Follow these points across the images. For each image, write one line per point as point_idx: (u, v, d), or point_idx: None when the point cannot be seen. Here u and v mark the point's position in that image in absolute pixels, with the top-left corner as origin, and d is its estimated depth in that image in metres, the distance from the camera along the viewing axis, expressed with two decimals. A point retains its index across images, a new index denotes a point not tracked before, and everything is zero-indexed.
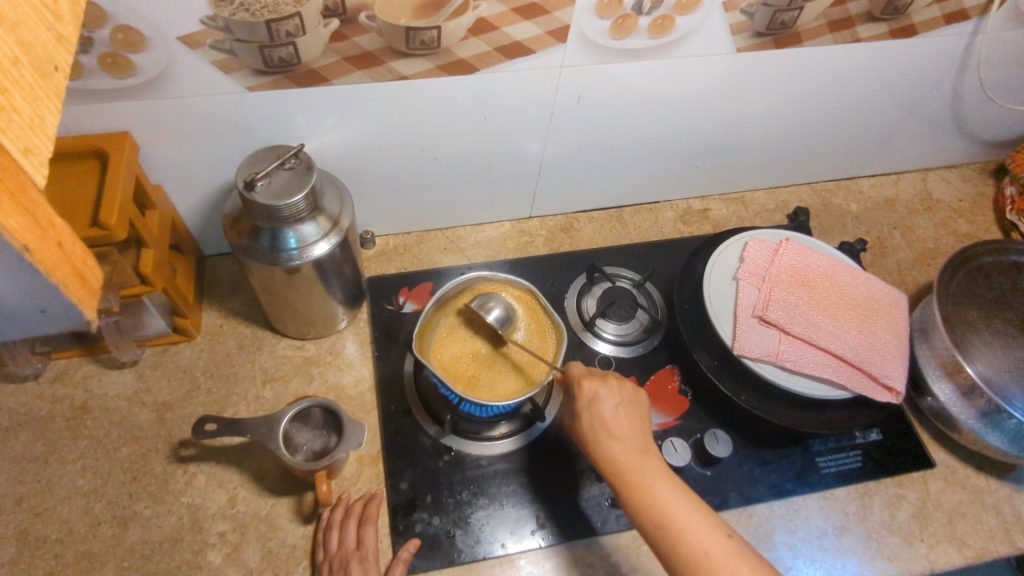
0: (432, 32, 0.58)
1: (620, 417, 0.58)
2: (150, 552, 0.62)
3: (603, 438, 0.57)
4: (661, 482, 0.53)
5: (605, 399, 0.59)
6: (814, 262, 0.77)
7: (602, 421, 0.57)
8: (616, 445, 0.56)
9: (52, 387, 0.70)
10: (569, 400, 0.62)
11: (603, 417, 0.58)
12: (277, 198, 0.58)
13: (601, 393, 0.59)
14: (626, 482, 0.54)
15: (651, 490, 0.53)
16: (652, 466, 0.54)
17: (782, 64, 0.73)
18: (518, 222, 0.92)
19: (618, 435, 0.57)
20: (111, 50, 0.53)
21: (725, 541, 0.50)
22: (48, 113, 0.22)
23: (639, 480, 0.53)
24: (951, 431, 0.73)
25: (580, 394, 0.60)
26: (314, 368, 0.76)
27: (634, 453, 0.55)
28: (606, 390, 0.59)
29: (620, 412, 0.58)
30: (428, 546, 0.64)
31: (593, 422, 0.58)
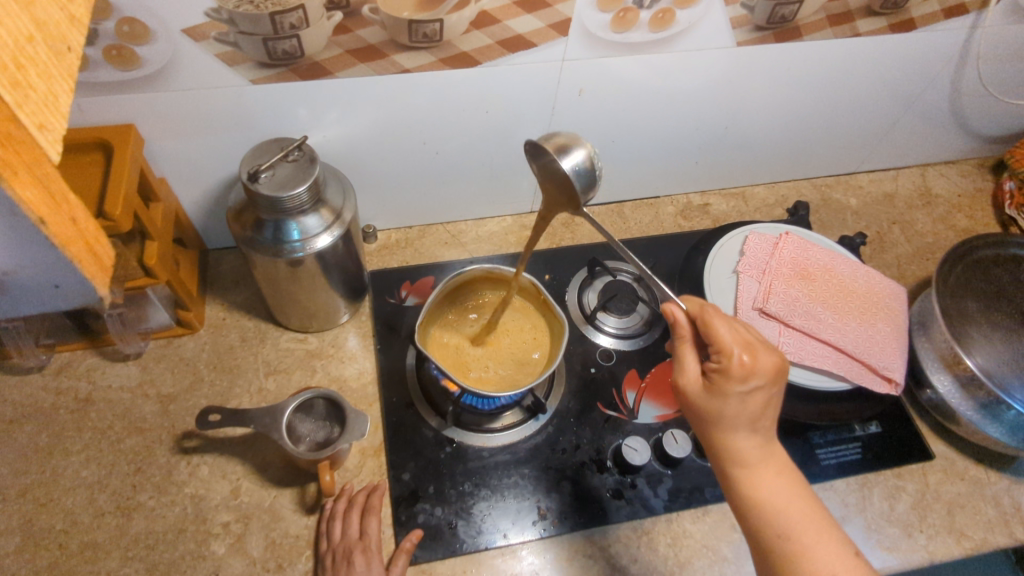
0: (435, 25, 0.58)
1: (762, 417, 0.52)
2: (153, 543, 0.62)
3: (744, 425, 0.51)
4: (791, 483, 0.51)
5: (758, 391, 0.51)
6: (813, 255, 0.78)
7: (747, 413, 0.51)
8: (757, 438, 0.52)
9: (56, 379, 0.70)
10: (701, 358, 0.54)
11: (756, 405, 0.51)
12: (280, 189, 0.58)
13: (761, 375, 0.51)
14: (753, 476, 0.51)
15: (782, 492, 0.50)
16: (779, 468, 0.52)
17: (782, 58, 0.73)
18: (520, 217, 0.92)
19: (756, 430, 0.52)
20: (116, 42, 0.53)
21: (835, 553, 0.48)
22: (62, 91, 0.23)
23: (774, 477, 0.51)
24: (951, 422, 0.73)
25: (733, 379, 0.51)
26: (316, 361, 0.76)
27: (768, 448, 0.53)
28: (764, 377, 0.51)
29: (771, 399, 0.52)
30: (430, 536, 0.65)
31: (736, 409, 0.51)
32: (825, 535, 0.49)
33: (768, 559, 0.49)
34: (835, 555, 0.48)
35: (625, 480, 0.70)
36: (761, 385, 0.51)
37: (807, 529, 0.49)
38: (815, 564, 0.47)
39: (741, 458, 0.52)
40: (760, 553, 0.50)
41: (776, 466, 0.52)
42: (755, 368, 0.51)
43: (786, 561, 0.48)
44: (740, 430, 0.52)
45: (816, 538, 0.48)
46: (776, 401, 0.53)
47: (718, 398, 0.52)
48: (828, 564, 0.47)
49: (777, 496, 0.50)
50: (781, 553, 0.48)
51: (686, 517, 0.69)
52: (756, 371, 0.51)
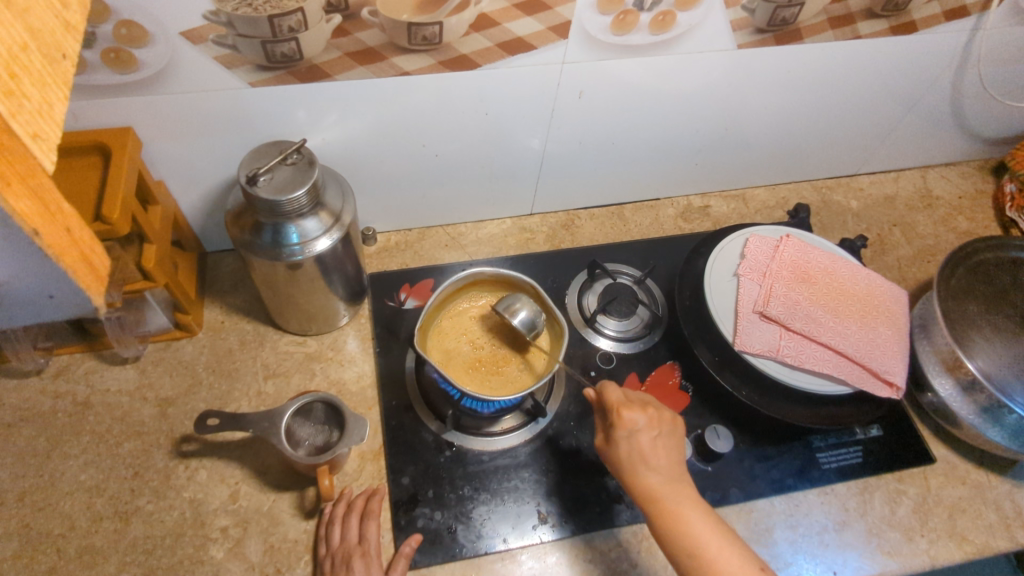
0: (435, 28, 0.58)
1: (655, 457, 0.55)
2: (152, 547, 0.62)
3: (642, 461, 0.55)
4: (704, 515, 0.53)
5: (640, 432, 0.56)
6: (814, 258, 0.77)
7: (640, 454, 0.55)
8: (652, 474, 0.55)
9: (54, 382, 0.70)
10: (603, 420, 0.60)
11: (641, 449, 0.55)
12: (279, 193, 0.58)
13: (638, 421, 0.56)
14: (657, 507, 0.53)
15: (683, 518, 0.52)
16: (688, 499, 0.54)
17: (783, 60, 0.73)
18: (519, 219, 0.92)
19: (656, 469, 0.55)
20: (114, 45, 0.53)
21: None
22: (57, 100, 0.22)
23: (674, 509, 0.53)
24: (952, 426, 0.73)
25: (619, 425, 0.57)
26: (315, 364, 0.76)
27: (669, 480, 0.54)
28: (643, 420, 0.57)
29: (658, 440, 0.56)
30: (430, 541, 0.64)
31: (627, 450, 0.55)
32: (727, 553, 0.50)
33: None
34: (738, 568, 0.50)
35: None
36: (641, 429, 0.56)
37: (711, 547, 0.51)
38: None
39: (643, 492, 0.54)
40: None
41: (676, 497, 0.53)
42: (632, 416, 0.56)
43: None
44: (638, 469, 0.55)
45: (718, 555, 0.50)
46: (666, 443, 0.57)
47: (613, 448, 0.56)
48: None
49: (680, 523, 0.52)
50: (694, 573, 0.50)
51: None
52: (634, 420, 0.56)
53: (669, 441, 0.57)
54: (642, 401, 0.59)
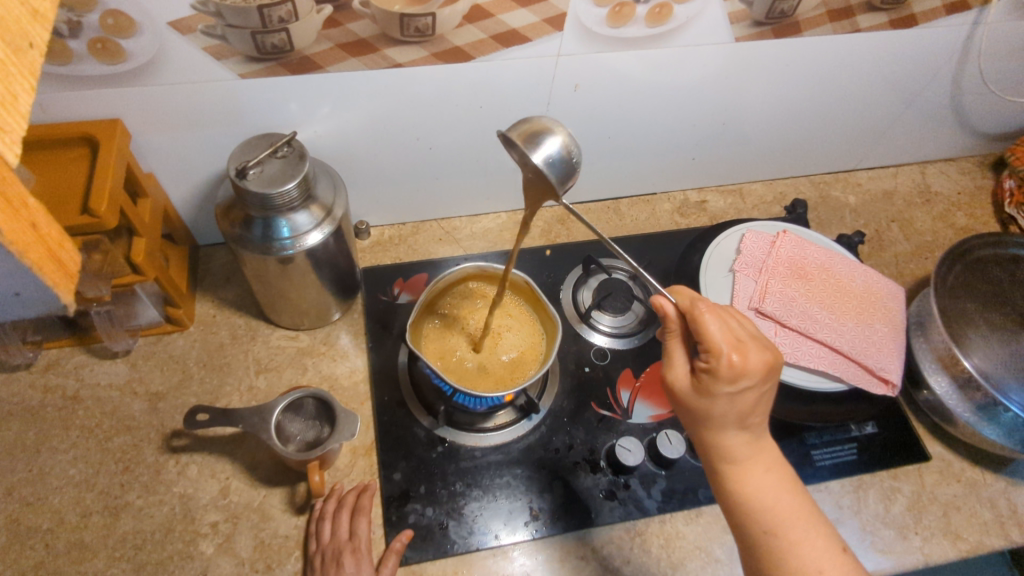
0: (427, 20, 0.57)
1: (751, 416, 0.51)
2: (141, 542, 0.61)
3: (734, 418, 0.51)
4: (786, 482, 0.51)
5: (744, 391, 0.49)
6: (811, 254, 0.77)
7: (736, 412, 0.50)
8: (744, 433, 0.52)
9: (43, 376, 0.70)
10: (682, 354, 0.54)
11: (733, 408, 0.50)
12: (269, 186, 0.57)
13: (751, 372, 0.49)
14: (742, 471, 0.51)
15: (773, 491, 0.50)
16: (773, 462, 0.52)
17: (781, 54, 0.72)
18: (514, 213, 0.91)
19: (746, 430, 0.52)
20: (100, 35, 0.52)
21: (832, 549, 0.48)
22: (22, 91, 0.22)
23: (762, 475, 0.51)
24: (947, 423, 0.73)
25: (721, 380, 0.49)
26: (307, 358, 0.75)
27: (758, 442, 0.52)
28: (750, 377, 0.49)
29: (762, 398, 0.50)
30: (421, 537, 0.64)
31: (724, 409, 0.50)
32: (812, 530, 0.49)
33: (756, 558, 0.49)
34: (821, 550, 0.48)
35: (618, 480, 0.69)
36: (751, 385, 0.49)
37: (795, 524, 0.49)
38: (802, 561, 0.47)
39: (727, 454, 0.52)
40: (746, 550, 0.51)
41: (765, 460, 0.52)
42: (746, 368, 0.48)
43: (770, 554, 0.49)
44: (728, 427, 0.51)
45: (804, 533, 0.48)
46: (768, 396, 0.51)
47: (706, 397, 0.51)
48: (816, 560, 0.47)
49: (774, 493, 0.50)
50: (768, 548, 0.49)
51: (680, 519, 0.68)
52: (742, 375, 0.49)
53: (769, 395, 0.51)
54: (752, 339, 0.51)
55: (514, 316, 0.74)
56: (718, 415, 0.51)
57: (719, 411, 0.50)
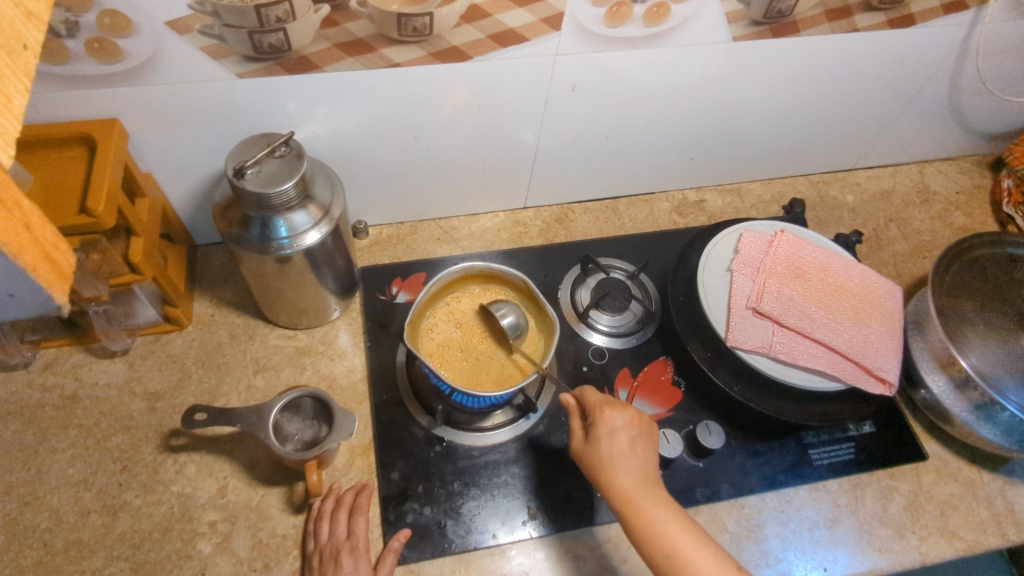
0: (424, 19, 0.57)
1: (634, 457, 0.56)
2: (139, 541, 0.62)
3: (623, 460, 0.55)
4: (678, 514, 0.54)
5: (622, 431, 0.57)
6: (808, 254, 0.77)
7: (620, 453, 0.55)
8: (635, 472, 0.55)
9: (42, 376, 0.70)
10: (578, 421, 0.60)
11: (617, 449, 0.56)
12: (267, 185, 0.57)
13: (619, 421, 0.57)
14: (638, 505, 0.53)
15: (666, 524, 0.52)
16: (661, 498, 0.54)
17: (779, 54, 0.72)
18: (512, 213, 0.91)
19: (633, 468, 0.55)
20: (98, 35, 0.52)
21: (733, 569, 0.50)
22: (16, 92, 0.22)
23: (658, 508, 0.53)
24: (944, 423, 0.73)
25: (601, 423, 0.57)
26: (306, 358, 0.75)
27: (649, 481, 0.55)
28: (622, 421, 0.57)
29: (638, 442, 0.57)
30: (419, 536, 0.64)
31: (608, 449, 0.56)
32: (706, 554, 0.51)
33: None
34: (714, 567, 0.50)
35: None
36: (622, 428, 0.57)
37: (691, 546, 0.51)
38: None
39: (623, 493, 0.54)
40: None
41: (658, 498, 0.54)
42: (614, 415, 0.57)
43: None
44: (619, 467, 0.55)
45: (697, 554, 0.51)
46: (644, 441, 0.58)
47: (592, 445, 0.57)
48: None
49: (670, 526, 0.52)
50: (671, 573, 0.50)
51: None
52: (616, 419, 0.57)
53: (646, 440, 0.58)
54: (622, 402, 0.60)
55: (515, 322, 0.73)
56: (609, 455, 0.55)
57: (606, 454, 0.56)
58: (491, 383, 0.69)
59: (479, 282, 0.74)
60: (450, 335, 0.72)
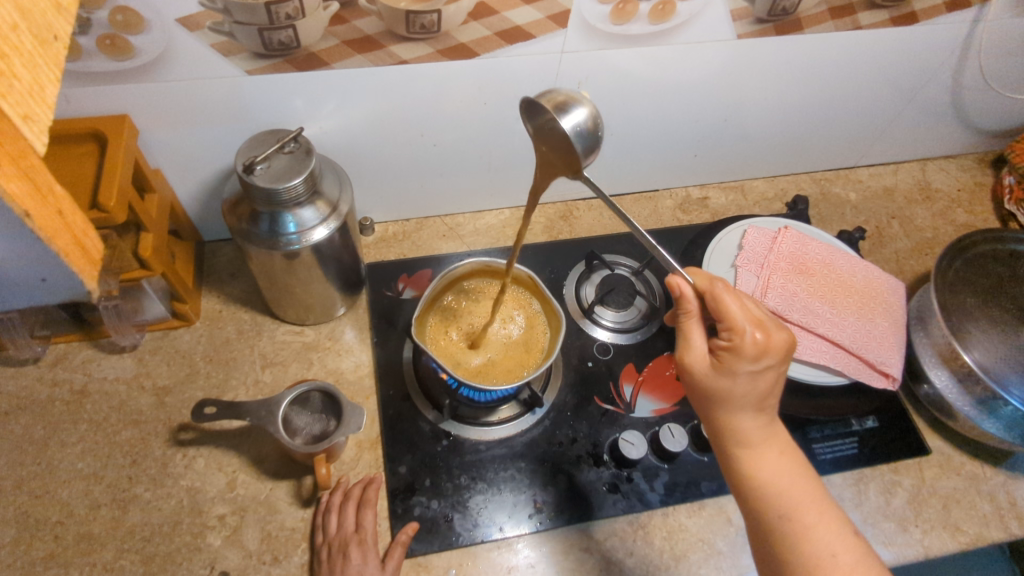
0: (432, 16, 0.58)
1: (766, 398, 0.52)
2: (149, 534, 0.62)
3: (742, 408, 0.52)
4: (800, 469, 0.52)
5: (766, 371, 0.51)
6: (812, 250, 0.77)
7: (755, 393, 0.51)
8: (757, 420, 0.52)
9: (52, 370, 0.70)
10: (695, 327, 0.53)
11: (754, 385, 0.51)
12: (276, 181, 0.58)
13: (767, 357, 0.50)
14: (756, 457, 0.52)
15: (789, 483, 0.50)
16: (787, 448, 0.52)
17: (783, 51, 0.73)
18: (517, 210, 0.92)
19: (762, 411, 0.52)
20: (109, 31, 0.53)
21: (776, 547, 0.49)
22: (48, 82, 0.22)
23: (784, 458, 0.52)
24: (947, 417, 0.73)
25: (744, 359, 0.50)
26: (313, 353, 0.76)
27: (772, 427, 0.53)
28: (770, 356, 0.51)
29: (778, 376, 0.52)
30: (426, 529, 0.65)
31: (745, 387, 0.51)
32: (830, 522, 0.49)
33: (768, 544, 0.50)
34: (833, 536, 0.48)
35: (621, 474, 0.70)
36: (771, 364, 0.51)
37: (810, 510, 0.49)
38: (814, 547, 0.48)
39: (744, 440, 0.52)
40: (757, 534, 0.51)
41: (779, 445, 0.52)
42: (761, 352, 0.50)
43: (782, 541, 0.49)
44: (746, 408, 0.52)
45: (820, 518, 0.49)
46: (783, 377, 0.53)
47: (727, 375, 0.51)
48: (829, 545, 0.48)
49: (790, 483, 0.50)
50: (781, 534, 0.49)
51: (683, 511, 0.69)
52: (763, 354, 0.50)
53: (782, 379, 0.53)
54: (769, 321, 0.52)
55: (512, 312, 0.74)
56: (742, 392, 0.51)
57: (726, 400, 0.52)
58: (501, 377, 0.70)
59: (480, 277, 0.75)
60: (454, 331, 0.72)
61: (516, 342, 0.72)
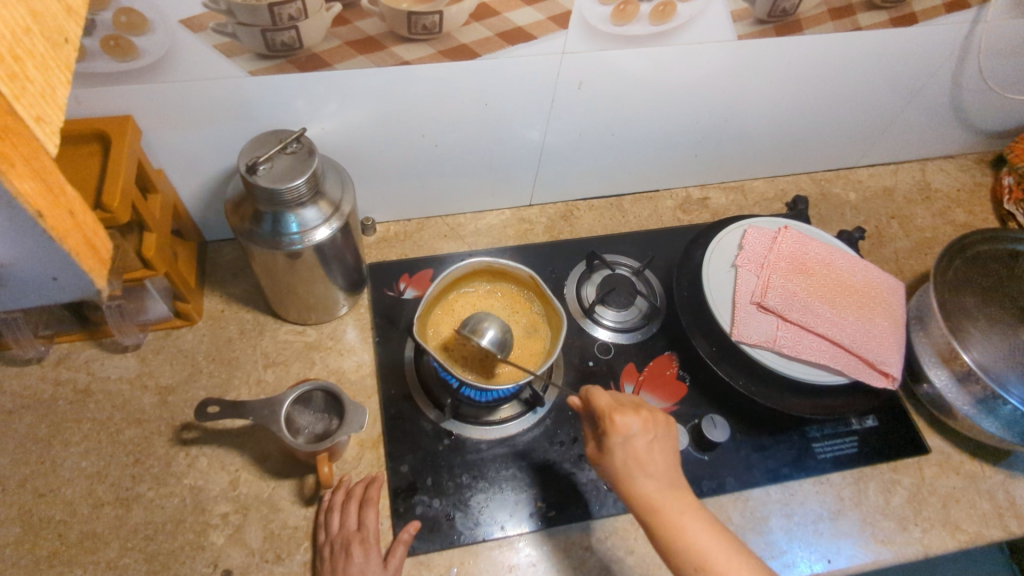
0: (434, 17, 0.58)
1: (651, 465, 0.54)
2: (153, 533, 0.62)
3: (637, 478, 0.54)
4: (706, 519, 0.53)
5: (635, 435, 0.55)
6: (812, 250, 0.78)
7: (637, 461, 0.54)
8: (658, 483, 0.54)
9: (55, 370, 0.70)
10: (594, 426, 0.59)
11: (630, 454, 0.54)
12: (279, 181, 0.58)
13: (632, 426, 0.55)
14: (667, 516, 0.52)
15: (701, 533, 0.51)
16: (687, 504, 0.53)
17: (783, 52, 0.73)
18: (518, 210, 0.92)
19: (654, 473, 0.54)
20: (114, 32, 0.53)
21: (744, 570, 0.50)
22: (59, 84, 0.23)
23: (691, 514, 0.52)
24: (947, 416, 0.74)
25: (612, 431, 0.55)
26: (314, 353, 0.76)
27: (675, 488, 0.54)
28: (639, 424, 0.56)
29: (653, 444, 0.55)
30: (428, 528, 0.65)
31: (623, 457, 0.54)
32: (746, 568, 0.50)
33: None
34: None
35: None
36: (634, 434, 0.55)
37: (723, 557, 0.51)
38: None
39: (651, 508, 0.53)
40: None
41: (685, 502, 0.53)
42: (625, 421, 0.55)
43: None
44: (639, 475, 0.54)
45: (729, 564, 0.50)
46: (664, 444, 0.56)
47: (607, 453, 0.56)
48: None
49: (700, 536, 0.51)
50: None
51: None
52: (627, 425, 0.55)
53: (666, 445, 0.56)
54: (635, 404, 0.58)
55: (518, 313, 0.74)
56: (624, 462, 0.54)
57: (620, 477, 0.54)
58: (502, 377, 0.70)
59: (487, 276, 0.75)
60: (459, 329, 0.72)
61: (519, 343, 0.72)
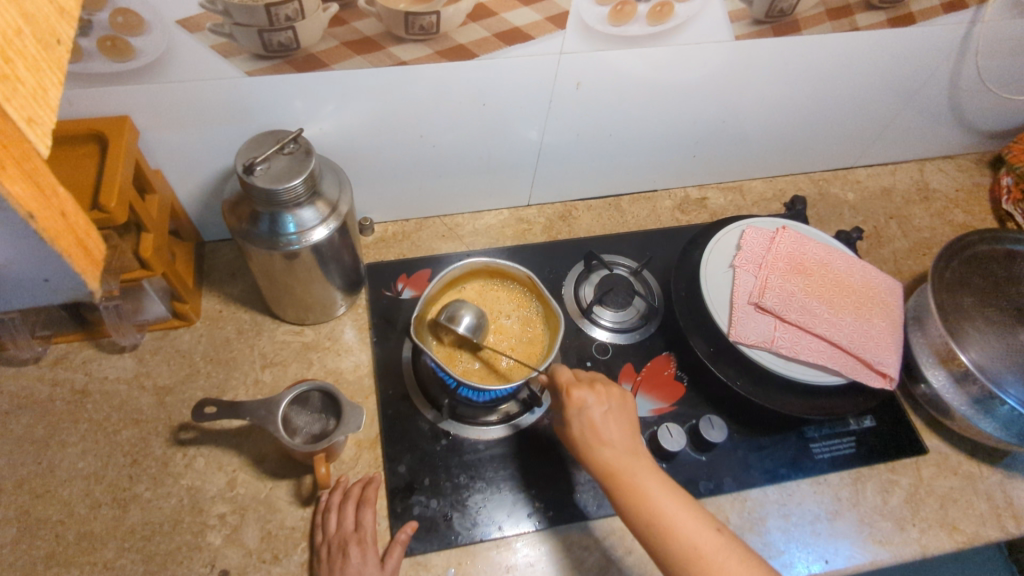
0: (431, 18, 0.58)
1: (606, 434, 0.58)
2: (150, 533, 0.62)
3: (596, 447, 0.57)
4: (674, 492, 0.54)
5: (591, 406, 0.59)
6: (810, 250, 0.78)
7: (592, 429, 0.58)
8: (617, 451, 0.57)
9: (52, 370, 0.70)
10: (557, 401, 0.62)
11: (586, 425, 0.58)
12: (275, 182, 0.58)
13: (587, 399, 0.59)
14: (632, 485, 0.54)
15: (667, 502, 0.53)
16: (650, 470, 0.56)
17: (780, 53, 0.73)
18: (516, 211, 0.92)
19: (611, 442, 0.57)
20: (110, 33, 0.53)
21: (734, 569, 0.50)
22: (51, 85, 0.22)
23: (653, 480, 0.55)
24: (944, 416, 0.73)
25: (569, 402, 0.60)
26: (312, 353, 0.76)
27: (633, 455, 0.57)
28: (594, 397, 0.60)
29: (609, 416, 0.59)
30: (426, 529, 0.65)
31: (580, 428, 0.58)
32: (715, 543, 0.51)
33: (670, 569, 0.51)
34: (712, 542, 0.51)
35: None
36: (590, 406, 0.59)
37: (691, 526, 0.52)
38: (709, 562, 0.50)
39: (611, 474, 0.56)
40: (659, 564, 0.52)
41: (646, 469, 0.56)
42: (580, 394, 0.59)
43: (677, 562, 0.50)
44: (596, 444, 0.57)
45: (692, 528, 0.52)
46: (619, 414, 0.59)
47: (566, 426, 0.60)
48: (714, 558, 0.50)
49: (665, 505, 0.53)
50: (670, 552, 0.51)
51: None
52: (583, 398, 0.59)
53: (620, 414, 0.60)
54: (593, 379, 0.62)
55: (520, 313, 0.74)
56: (581, 433, 0.58)
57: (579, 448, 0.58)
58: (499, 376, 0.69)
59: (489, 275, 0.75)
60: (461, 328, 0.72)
61: (518, 343, 0.72)
